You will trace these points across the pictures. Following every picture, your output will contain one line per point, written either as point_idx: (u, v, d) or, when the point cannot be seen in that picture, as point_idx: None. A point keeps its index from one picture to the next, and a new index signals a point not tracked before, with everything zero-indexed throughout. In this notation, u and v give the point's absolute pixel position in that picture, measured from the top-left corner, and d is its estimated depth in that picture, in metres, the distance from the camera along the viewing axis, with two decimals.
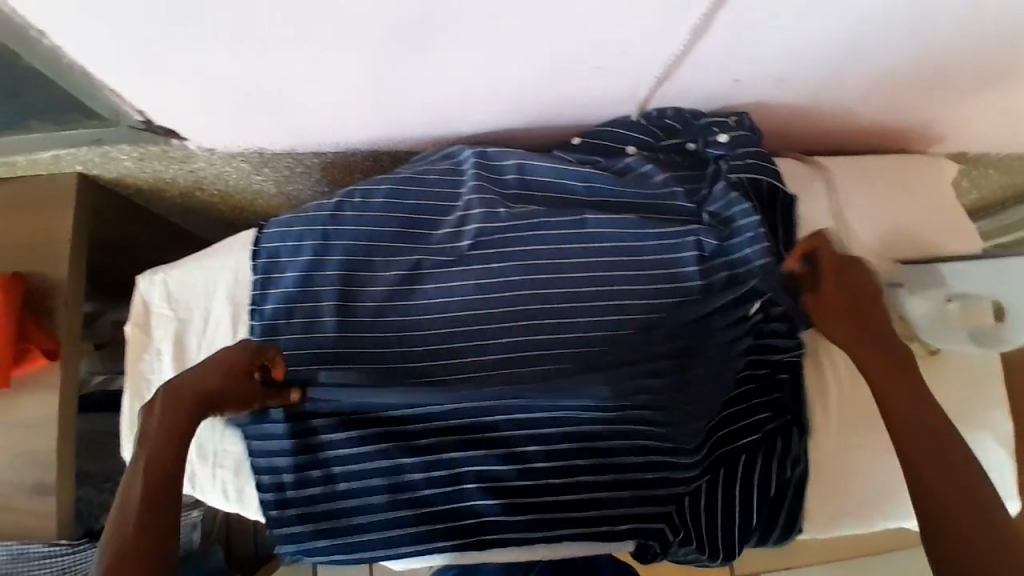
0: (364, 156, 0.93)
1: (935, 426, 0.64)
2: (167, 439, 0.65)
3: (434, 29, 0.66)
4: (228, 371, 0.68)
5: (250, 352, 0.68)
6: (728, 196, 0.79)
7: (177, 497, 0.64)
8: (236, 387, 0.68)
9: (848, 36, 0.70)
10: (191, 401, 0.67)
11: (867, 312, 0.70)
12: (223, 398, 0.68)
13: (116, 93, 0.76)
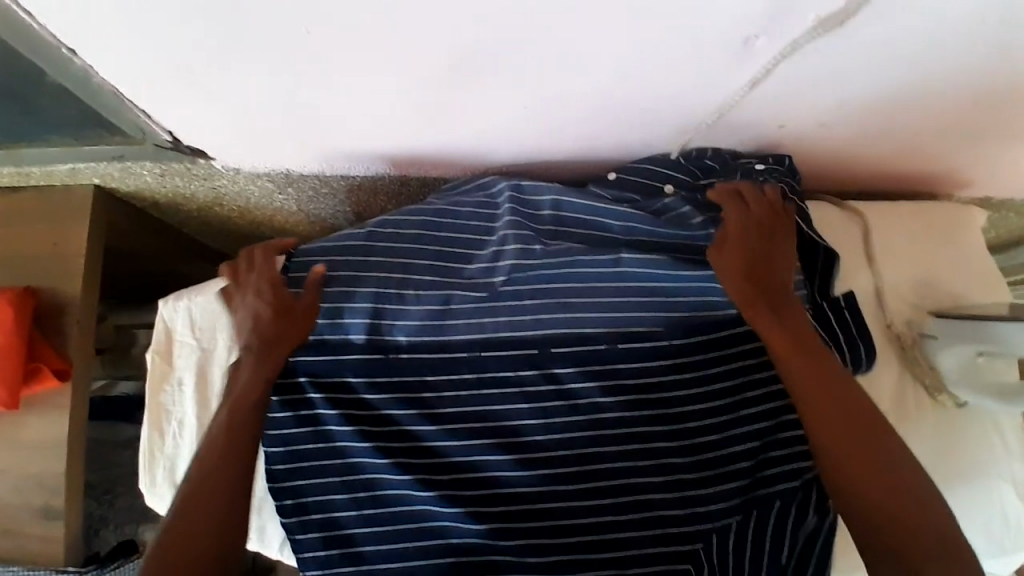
0: (392, 180, 0.91)
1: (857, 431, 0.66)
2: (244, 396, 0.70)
3: (488, 64, 0.64)
4: (274, 302, 0.74)
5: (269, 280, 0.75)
6: None
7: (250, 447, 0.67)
8: (281, 311, 0.74)
9: (901, 91, 0.69)
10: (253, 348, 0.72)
11: (759, 277, 0.73)
12: (283, 322, 0.73)
13: (146, 113, 0.73)
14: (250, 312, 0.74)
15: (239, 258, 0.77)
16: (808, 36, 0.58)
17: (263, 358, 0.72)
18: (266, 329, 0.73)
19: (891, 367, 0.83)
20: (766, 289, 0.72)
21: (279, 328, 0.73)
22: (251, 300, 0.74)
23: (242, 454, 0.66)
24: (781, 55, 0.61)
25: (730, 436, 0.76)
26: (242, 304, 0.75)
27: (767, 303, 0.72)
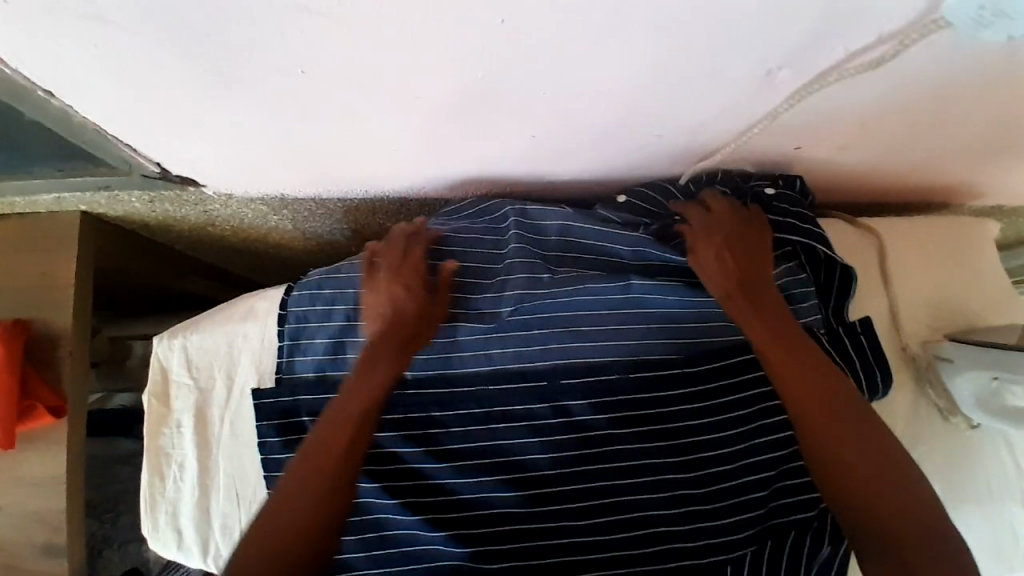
0: (390, 202, 0.88)
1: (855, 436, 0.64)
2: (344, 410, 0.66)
3: (491, 96, 0.61)
4: (415, 302, 0.71)
5: (412, 276, 0.72)
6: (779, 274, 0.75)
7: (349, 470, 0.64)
8: (418, 313, 0.71)
9: (923, 118, 0.66)
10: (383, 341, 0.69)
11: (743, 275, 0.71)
12: (422, 325, 0.71)
13: (131, 146, 0.70)
14: (388, 304, 0.71)
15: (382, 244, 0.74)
16: (833, 70, 0.55)
17: (396, 356, 0.69)
18: (405, 325, 0.70)
19: (906, 390, 0.81)
20: (748, 286, 0.70)
21: (411, 330, 0.70)
22: (395, 290, 0.71)
23: (333, 474, 0.63)
24: (803, 88, 0.58)
25: (744, 469, 0.75)
26: (382, 291, 0.71)
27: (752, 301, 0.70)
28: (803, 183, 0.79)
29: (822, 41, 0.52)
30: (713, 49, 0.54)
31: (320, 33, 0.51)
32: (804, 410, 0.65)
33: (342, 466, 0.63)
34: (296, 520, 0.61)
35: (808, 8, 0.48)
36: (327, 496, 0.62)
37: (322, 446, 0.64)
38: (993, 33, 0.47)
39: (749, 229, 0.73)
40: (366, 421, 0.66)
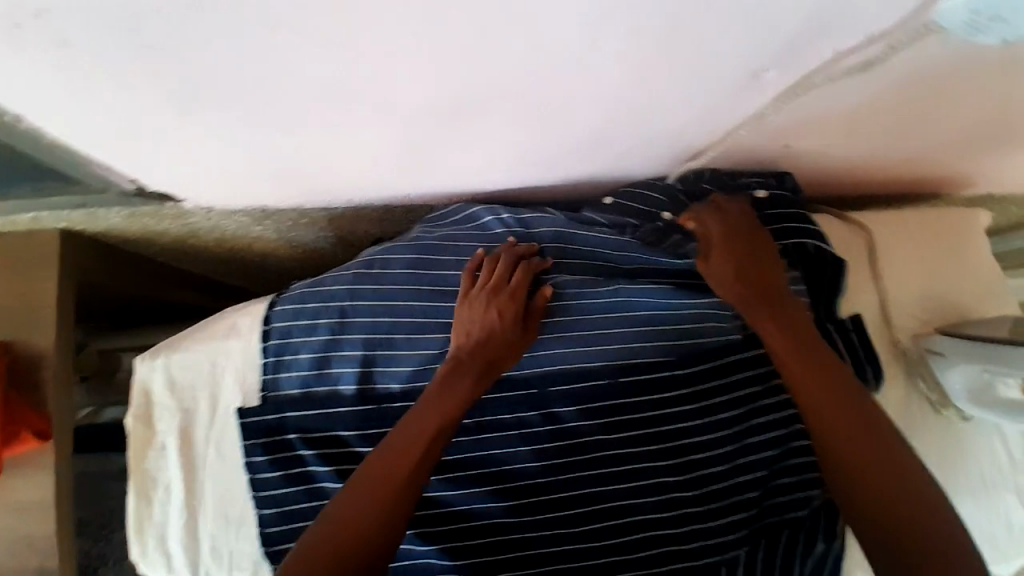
0: (374, 211, 0.87)
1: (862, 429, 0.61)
2: (417, 421, 0.66)
3: (468, 105, 0.60)
4: (507, 323, 0.71)
5: (512, 297, 0.72)
6: None
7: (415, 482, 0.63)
8: (510, 336, 0.72)
9: (907, 117, 0.65)
10: (468, 361, 0.70)
11: (755, 276, 0.70)
12: (507, 351, 0.72)
13: (105, 165, 0.68)
14: (479, 322, 0.72)
15: (487, 259, 0.74)
16: (819, 71, 0.54)
17: (479, 379, 0.70)
18: (490, 348, 0.71)
19: (898, 384, 0.81)
20: (762, 287, 0.70)
21: (501, 351, 0.71)
22: (487, 311, 0.71)
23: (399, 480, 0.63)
24: (789, 89, 0.57)
25: (736, 469, 0.75)
26: (476, 307, 0.72)
27: (765, 300, 0.69)
28: (794, 180, 0.78)
29: (807, 42, 0.50)
30: (696, 53, 0.52)
31: (294, 48, 0.50)
32: (823, 411, 0.62)
33: (405, 481, 0.63)
34: (354, 526, 0.60)
35: (792, 11, 0.47)
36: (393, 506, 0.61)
37: (390, 453, 0.64)
38: (986, 39, 0.45)
39: (755, 236, 0.72)
40: (442, 435, 0.66)
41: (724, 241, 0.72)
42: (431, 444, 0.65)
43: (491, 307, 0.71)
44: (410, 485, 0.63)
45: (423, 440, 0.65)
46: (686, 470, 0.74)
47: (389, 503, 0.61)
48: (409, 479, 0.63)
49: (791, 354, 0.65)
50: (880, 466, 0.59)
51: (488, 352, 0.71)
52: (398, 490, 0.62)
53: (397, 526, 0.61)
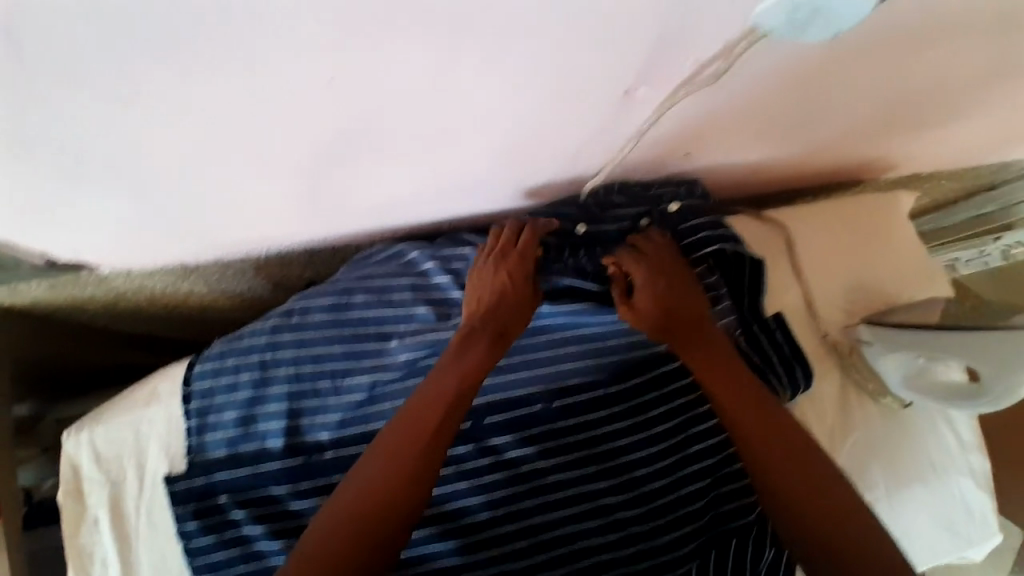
0: (298, 256, 0.86)
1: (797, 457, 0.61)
2: (427, 406, 0.64)
3: (356, 149, 0.59)
4: (517, 280, 0.71)
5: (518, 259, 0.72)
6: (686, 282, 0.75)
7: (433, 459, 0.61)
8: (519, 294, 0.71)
9: (798, 110, 0.65)
10: (480, 329, 0.69)
11: (675, 311, 0.70)
12: (520, 314, 0.71)
13: (5, 244, 0.67)
14: (489, 287, 0.71)
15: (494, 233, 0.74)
16: (689, 83, 0.54)
17: (492, 348, 0.68)
18: (499, 315, 0.70)
19: (835, 378, 0.81)
20: (685, 322, 0.70)
21: (512, 312, 0.70)
22: (495, 274, 0.71)
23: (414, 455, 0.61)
24: (666, 104, 0.57)
25: (676, 483, 0.74)
26: (485, 272, 0.72)
27: (686, 335, 0.69)
28: (704, 186, 0.81)
29: (666, 60, 0.51)
30: (564, 82, 0.52)
31: (154, 121, 0.50)
32: (752, 442, 0.62)
33: (422, 458, 0.61)
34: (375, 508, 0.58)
35: (638, 35, 0.47)
36: (413, 475, 0.60)
37: (398, 440, 0.62)
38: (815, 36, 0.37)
39: (676, 274, 0.72)
40: (453, 409, 0.64)
41: (643, 277, 0.71)
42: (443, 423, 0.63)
43: (503, 267, 0.72)
44: (428, 455, 0.61)
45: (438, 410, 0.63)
46: (626, 490, 0.73)
47: (410, 475, 0.60)
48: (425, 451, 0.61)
49: (718, 385, 0.66)
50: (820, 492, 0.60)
51: (500, 314, 0.70)
52: (408, 478, 0.60)
53: (418, 495, 0.59)
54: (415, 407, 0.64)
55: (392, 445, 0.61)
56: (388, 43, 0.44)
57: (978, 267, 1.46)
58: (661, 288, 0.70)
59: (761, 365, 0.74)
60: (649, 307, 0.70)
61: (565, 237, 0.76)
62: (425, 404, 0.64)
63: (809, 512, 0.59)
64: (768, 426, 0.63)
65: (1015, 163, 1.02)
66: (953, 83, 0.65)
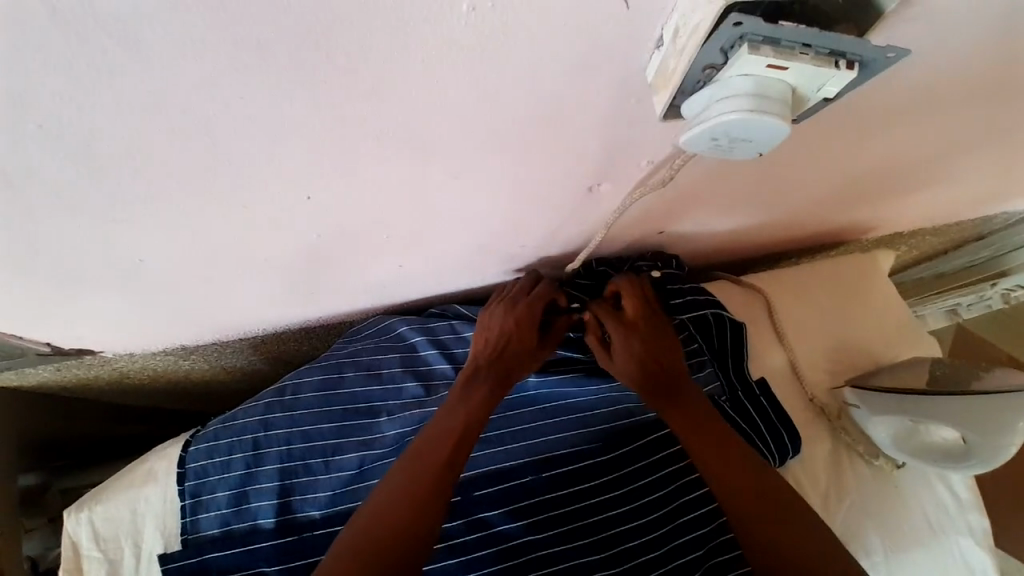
0: (295, 333, 0.88)
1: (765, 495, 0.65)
2: (438, 441, 0.67)
3: (344, 243, 0.62)
4: (523, 325, 0.73)
5: (528, 306, 0.73)
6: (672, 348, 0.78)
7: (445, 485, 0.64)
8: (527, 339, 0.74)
9: (767, 183, 0.68)
10: (485, 368, 0.74)
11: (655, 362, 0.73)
12: (527, 353, 0.75)
13: (12, 337, 0.70)
14: (498, 331, 0.74)
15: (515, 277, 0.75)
16: (651, 175, 0.57)
17: (497, 386, 0.73)
18: (506, 356, 0.75)
19: (826, 441, 0.81)
20: (659, 371, 0.73)
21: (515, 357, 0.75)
22: (509, 317, 0.73)
23: (422, 483, 0.64)
24: (633, 189, 0.60)
25: (673, 552, 0.74)
26: (495, 317, 0.74)
27: (662, 386, 0.72)
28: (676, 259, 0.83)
29: (628, 151, 0.53)
30: (531, 177, 0.56)
31: (148, 235, 0.53)
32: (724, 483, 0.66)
33: (432, 484, 0.64)
34: (387, 530, 0.60)
35: (599, 132, 0.50)
36: (421, 498, 0.63)
37: (407, 471, 0.65)
38: (743, 152, 0.40)
39: (655, 325, 0.75)
40: (463, 440, 0.68)
41: (621, 332, 0.74)
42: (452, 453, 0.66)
43: (511, 314, 0.73)
44: (441, 480, 0.64)
45: (448, 439, 0.67)
46: (622, 561, 0.73)
47: (422, 499, 0.63)
48: (435, 477, 0.64)
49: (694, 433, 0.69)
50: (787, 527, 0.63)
51: (505, 359, 0.75)
52: (417, 500, 0.63)
53: (429, 518, 0.62)
54: (429, 437, 0.68)
55: (404, 476, 0.65)
56: (364, 153, 0.47)
57: (980, 312, 1.45)
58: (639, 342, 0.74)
59: (750, 425, 0.76)
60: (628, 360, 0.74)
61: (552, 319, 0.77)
62: (437, 438, 0.68)
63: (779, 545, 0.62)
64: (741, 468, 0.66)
65: (997, 218, 1.04)
66: (917, 154, 0.67)
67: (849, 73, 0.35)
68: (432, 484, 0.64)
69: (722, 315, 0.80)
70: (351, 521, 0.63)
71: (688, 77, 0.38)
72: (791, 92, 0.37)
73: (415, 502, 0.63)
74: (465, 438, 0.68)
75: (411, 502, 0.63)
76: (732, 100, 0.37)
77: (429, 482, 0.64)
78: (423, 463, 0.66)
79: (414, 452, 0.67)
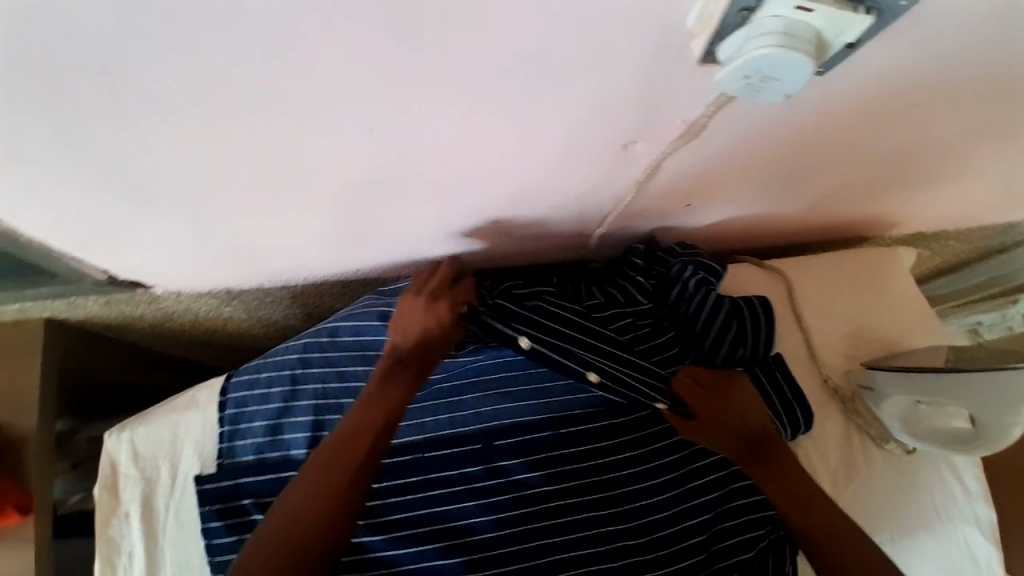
0: (333, 286, 0.94)
1: (824, 507, 0.72)
2: (360, 430, 0.69)
3: (388, 188, 0.67)
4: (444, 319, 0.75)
5: (447, 295, 0.76)
6: (700, 327, 0.82)
7: (364, 474, 0.67)
8: (441, 332, 0.76)
9: (794, 165, 0.71)
10: (400, 363, 0.74)
11: (726, 415, 0.76)
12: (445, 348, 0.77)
13: (77, 259, 0.77)
14: (418, 324, 0.75)
15: (434, 275, 0.77)
16: (683, 136, 0.62)
17: (413, 379, 0.74)
18: (421, 352, 0.75)
19: (838, 423, 0.84)
20: (726, 419, 0.76)
21: (431, 350, 0.76)
22: (429, 309, 0.75)
23: (343, 470, 0.66)
24: (664, 150, 0.64)
25: (679, 512, 0.78)
26: (414, 311, 0.75)
27: (725, 430, 0.76)
28: (698, 258, 0.84)
29: (662, 112, 0.58)
30: (570, 134, 0.60)
31: (215, 161, 0.59)
32: (786, 498, 0.73)
33: (355, 471, 0.67)
34: (307, 516, 0.64)
35: (637, 90, 0.54)
36: (342, 486, 0.66)
37: (329, 459, 0.67)
38: (770, 98, 0.45)
39: (727, 388, 0.78)
40: (384, 429, 0.70)
41: (701, 394, 0.77)
42: (372, 441, 0.68)
43: (427, 305, 0.75)
44: (358, 477, 0.67)
45: (368, 436, 0.69)
46: (630, 518, 0.76)
47: (337, 499, 0.65)
48: (354, 473, 0.66)
49: (756, 466, 0.75)
50: (840, 534, 0.70)
51: (420, 353, 0.75)
52: (343, 486, 0.66)
53: (350, 505, 0.66)
54: (343, 436, 0.68)
55: (327, 464, 0.67)
56: (418, 95, 0.52)
57: (1001, 334, 1.46)
58: (713, 401, 0.77)
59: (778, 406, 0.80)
60: (708, 415, 0.76)
61: (540, 326, 0.79)
62: (358, 425, 0.69)
63: (836, 549, 0.70)
64: (796, 486, 0.74)
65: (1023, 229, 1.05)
66: (940, 145, 0.70)
67: (868, 18, 0.40)
68: (346, 485, 0.66)
69: (768, 301, 0.84)
70: (278, 501, 0.66)
71: (723, 23, 0.42)
72: (816, 36, 0.41)
73: (329, 506, 0.65)
74: (384, 428, 0.70)
75: (333, 488, 0.65)
76: (763, 38, 0.41)
77: (349, 470, 0.67)
78: (345, 458, 0.67)
79: (326, 453, 0.67)
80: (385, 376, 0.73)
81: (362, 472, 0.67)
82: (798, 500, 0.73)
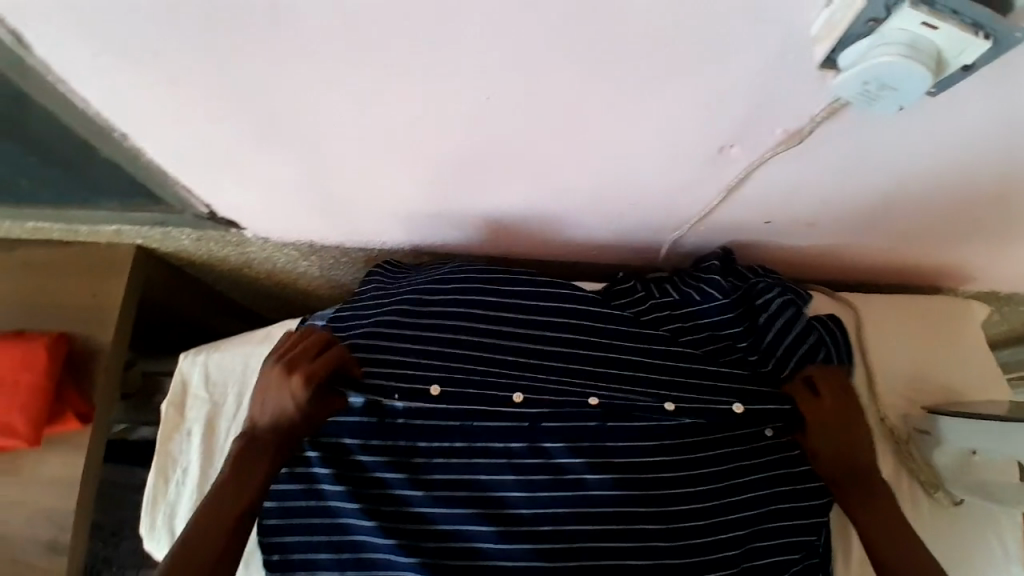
0: (406, 256, 0.98)
1: (908, 545, 0.73)
2: (231, 497, 0.74)
3: (484, 164, 0.72)
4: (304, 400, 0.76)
5: (310, 372, 0.76)
6: (774, 345, 0.81)
7: (235, 541, 0.72)
8: (304, 410, 0.77)
9: (878, 198, 0.73)
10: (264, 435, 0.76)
11: (837, 431, 0.77)
12: (308, 424, 0.77)
13: (186, 189, 0.83)
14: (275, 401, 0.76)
15: (299, 352, 0.78)
16: (777, 150, 0.64)
17: (273, 453, 0.76)
18: (283, 427, 0.77)
19: (888, 463, 0.83)
20: (838, 435, 0.77)
21: (296, 426, 0.77)
22: (289, 385, 0.76)
23: (218, 537, 0.72)
24: (758, 160, 0.66)
25: (714, 523, 0.77)
26: (275, 387, 0.76)
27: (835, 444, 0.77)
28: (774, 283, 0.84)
29: (762, 120, 0.60)
30: (669, 132, 0.63)
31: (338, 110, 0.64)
32: (870, 524, 0.74)
33: (226, 539, 0.72)
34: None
35: (744, 95, 0.57)
36: (217, 552, 0.71)
37: (200, 527, 0.72)
38: (884, 108, 0.48)
39: (849, 403, 0.78)
40: (252, 498, 0.74)
41: (822, 404, 0.78)
42: (245, 507, 0.74)
43: (286, 383, 0.76)
44: (230, 543, 0.72)
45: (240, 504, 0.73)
46: (663, 520, 0.77)
47: (212, 561, 0.71)
48: (227, 539, 0.72)
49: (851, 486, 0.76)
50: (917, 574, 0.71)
51: (282, 429, 0.76)
52: (216, 552, 0.71)
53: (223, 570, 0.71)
54: (212, 506, 0.73)
55: (201, 531, 0.71)
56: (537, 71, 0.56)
57: None
58: (830, 413, 0.77)
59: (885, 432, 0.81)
60: (821, 425, 0.77)
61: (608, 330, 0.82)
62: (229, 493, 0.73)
63: None
64: (886, 518, 0.74)
65: None
66: None
67: (985, 43, 0.42)
68: (219, 552, 0.71)
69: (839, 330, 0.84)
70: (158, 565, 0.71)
71: (848, 30, 0.44)
72: (936, 54, 0.43)
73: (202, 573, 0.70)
74: (253, 497, 0.74)
75: (208, 554, 0.71)
76: (886, 49, 0.43)
77: (224, 535, 0.72)
78: (216, 528, 0.72)
79: (200, 519, 0.72)
80: (247, 449, 0.75)
81: (232, 540, 0.72)
82: (885, 531, 0.74)
